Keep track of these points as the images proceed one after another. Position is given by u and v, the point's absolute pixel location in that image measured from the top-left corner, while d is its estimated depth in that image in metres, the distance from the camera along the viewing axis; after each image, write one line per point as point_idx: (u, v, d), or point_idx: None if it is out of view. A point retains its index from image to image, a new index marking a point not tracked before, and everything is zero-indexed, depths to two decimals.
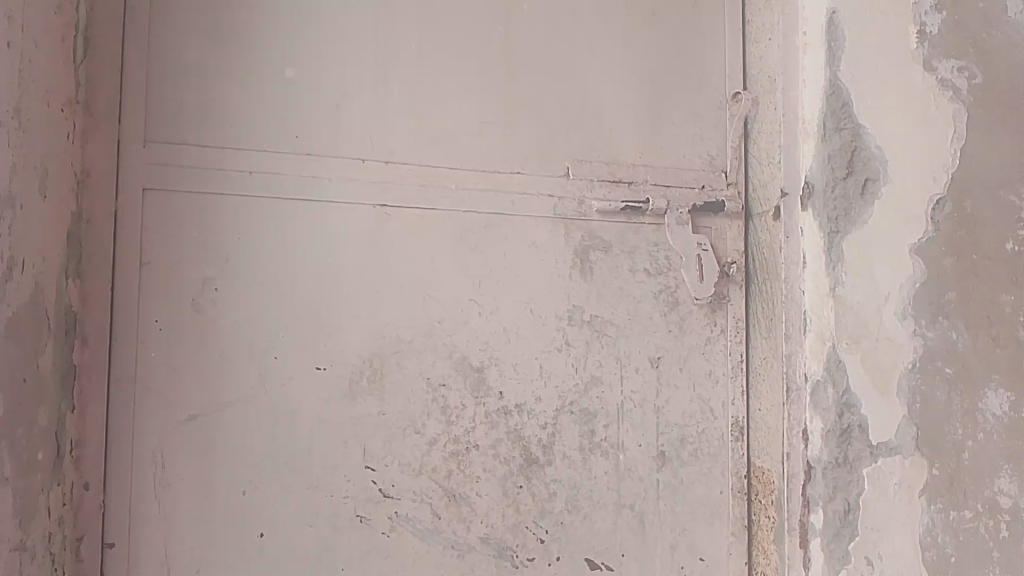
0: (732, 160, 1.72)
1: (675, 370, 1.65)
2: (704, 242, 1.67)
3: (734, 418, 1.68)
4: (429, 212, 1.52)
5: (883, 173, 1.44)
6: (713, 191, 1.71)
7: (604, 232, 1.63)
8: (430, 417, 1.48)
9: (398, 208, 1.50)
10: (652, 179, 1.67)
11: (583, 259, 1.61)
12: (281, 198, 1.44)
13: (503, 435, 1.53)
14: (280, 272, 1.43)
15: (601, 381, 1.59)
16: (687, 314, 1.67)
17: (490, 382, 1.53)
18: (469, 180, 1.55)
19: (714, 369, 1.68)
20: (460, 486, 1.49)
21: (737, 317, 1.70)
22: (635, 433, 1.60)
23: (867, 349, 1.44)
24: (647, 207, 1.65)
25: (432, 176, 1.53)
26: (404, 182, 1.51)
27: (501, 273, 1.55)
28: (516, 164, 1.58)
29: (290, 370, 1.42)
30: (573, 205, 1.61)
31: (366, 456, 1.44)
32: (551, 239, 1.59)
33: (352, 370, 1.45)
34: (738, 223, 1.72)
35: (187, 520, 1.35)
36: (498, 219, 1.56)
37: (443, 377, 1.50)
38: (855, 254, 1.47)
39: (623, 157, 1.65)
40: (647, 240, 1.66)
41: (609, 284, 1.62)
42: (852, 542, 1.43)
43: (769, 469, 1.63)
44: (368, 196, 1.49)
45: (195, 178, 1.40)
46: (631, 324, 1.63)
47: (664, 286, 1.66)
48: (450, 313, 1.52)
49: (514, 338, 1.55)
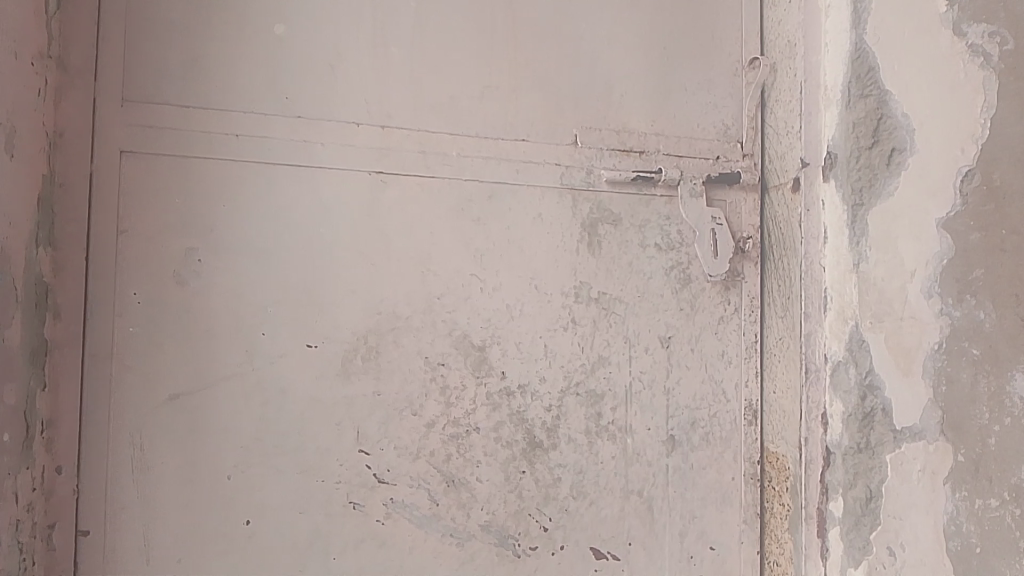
0: (746, 129, 1.63)
1: (686, 351, 1.56)
2: (717, 215, 1.58)
3: (747, 402, 1.60)
4: (427, 179, 1.43)
5: (909, 142, 1.35)
6: (728, 162, 1.62)
7: (614, 204, 1.54)
8: (429, 398, 1.40)
9: (396, 176, 1.41)
10: (665, 148, 1.57)
11: (590, 232, 1.52)
12: (270, 163, 1.35)
13: (505, 417, 1.44)
14: (271, 243, 1.34)
15: (608, 362, 1.51)
16: (700, 292, 1.58)
17: (491, 362, 1.44)
18: (470, 146, 1.46)
19: (726, 350, 1.59)
20: (459, 471, 1.41)
21: (751, 295, 1.61)
22: (644, 417, 1.52)
23: (890, 328, 1.35)
24: (659, 176, 1.56)
25: (431, 142, 1.43)
26: (402, 148, 1.42)
27: (505, 246, 1.47)
28: (522, 131, 1.49)
29: (279, 347, 1.33)
30: (581, 174, 1.51)
31: (360, 438, 1.35)
32: (557, 212, 1.50)
33: (346, 348, 1.36)
34: (752, 196, 1.63)
35: (169, 506, 1.27)
36: (501, 189, 1.47)
37: (442, 357, 1.41)
38: (878, 228, 1.38)
39: (633, 126, 1.56)
40: (658, 213, 1.57)
41: (619, 260, 1.53)
42: (872, 530, 1.35)
43: (783, 453, 1.54)
44: (362, 163, 1.39)
45: (176, 141, 1.31)
46: (641, 302, 1.54)
47: (676, 261, 1.57)
48: (450, 289, 1.43)
49: (517, 315, 1.46)
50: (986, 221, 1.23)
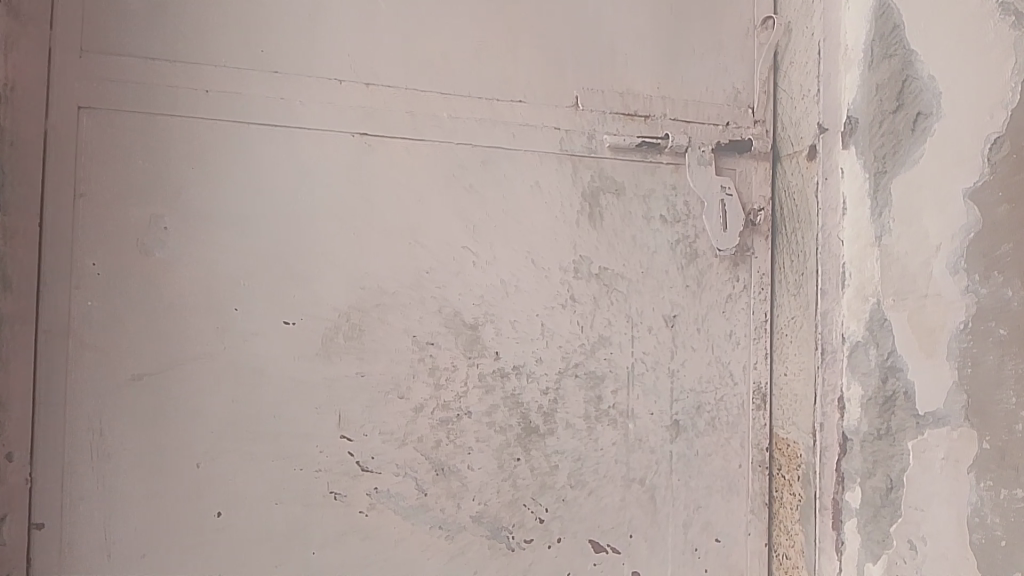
0: (757, 94, 1.52)
1: (692, 331, 1.45)
2: (727, 184, 1.47)
3: (756, 385, 1.48)
4: (417, 143, 1.31)
5: (936, 105, 1.21)
6: (738, 130, 1.51)
7: (617, 172, 1.43)
8: (417, 380, 1.29)
9: (382, 139, 1.30)
10: (671, 113, 1.46)
11: (591, 203, 1.41)
12: (243, 122, 1.23)
13: (499, 401, 1.33)
14: (245, 210, 1.23)
15: (609, 342, 1.40)
16: (708, 268, 1.47)
17: (485, 341, 1.34)
18: (463, 108, 1.34)
19: (734, 329, 1.48)
20: (450, 458, 1.30)
21: (760, 271, 1.49)
22: (647, 401, 1.41)
23: (913, 306, 1.23)
24: (665, 143, 1.44)
25: (420, 103, 1.32)
26: (390, 109, 1.30)
27: (499, 217, 1.36)
28: (519, 93, 1.38)
29: (254, 323, 1.22)
30: (582, 140, 1.41)
31: (342, 423, 1.25)
32: (557, 181, 1.39)
33: (327, 325, 1.26)
34: (762, 165, 1.52)
35: (132, 496, 1.16)
36: (496, 155, 1.36)
37: (432, 335, 1.31)
38: (902, 198, 1.26)
39: (638, 89, 1.45)
40: (664, 182, 1.45)
41: (622, 234, 1.42)
42: (893, 522, 1.24)
43: (795, 441, 1.43)
44: (345, 125, 1.28)
45: (139, 96, 1.19)
46: (645, 278, 1.43)
47: (682, 235, 1.46)
48: (441, 262, 1.32)
49: (513, 291, 1.36)
50: (1013, 192, 1.09)
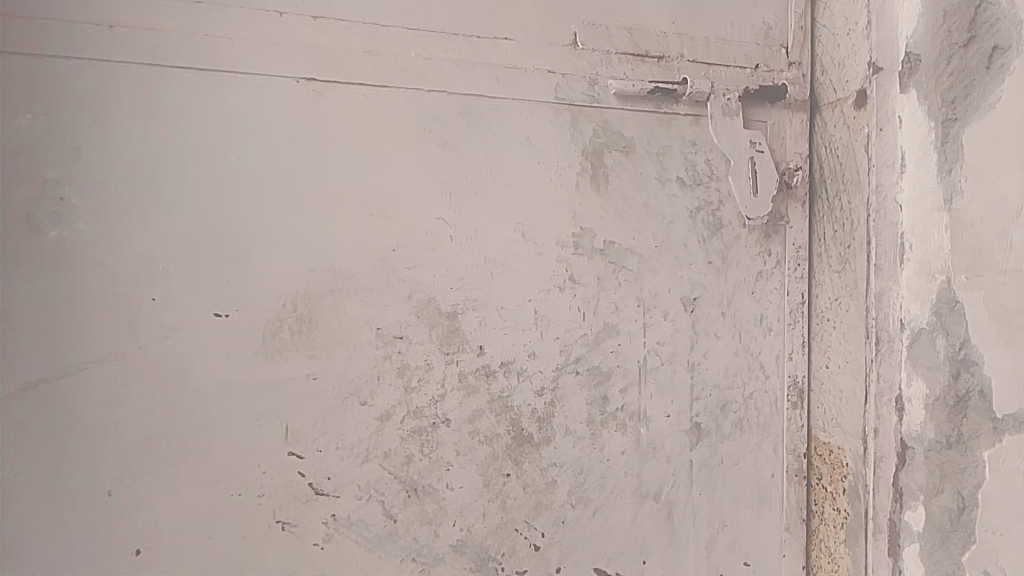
0: (793, 29, 1.24)
1: (715, 316, 1.21)
2: (757, 139, 1.21)
3: (792, 379, 1.23)
4: (380, 91, 1.07)
5: (1014, 37, 0.95)
6: (769, 74, 1.23)
7: (626, 126, 1.17)
8: (383, 382, 1.06)
9: (334, 86, 1.05)
10: (690, 54, 1.20)
11: (594, 162, 1.16)
12: (160, 66, 0.99)
13: (484, 405, 1.10)
14: (164, 175, 0.99)
15: (618, 331, 1.16)
16: (733, 240, 1.22)
17: (466, 334, 1.10)
18: (435, 47, 1.09)
19: (766, 314, 1.23)
20: (424, 476, 1.07)
21: (797, 244, 1.24)
22: (662, 401, 1.17)
23: (988, 285, 0.96)
24: (683, 89, 1.18)
25: (381, 41, 1.07)
26: (344, 48, 1.05)
27: (482, 181, 1.11)
28: (505, 29, 1.12)
29: (177, 315, 0.99)
30: (582, 86, 1.15)
31: (289, 437, 1.02)
32: (552, 136, 1.14)
33: (269, 317, 1.02)
34: (799, 116, 1.24)
35: (27, 534, 0.94)
36: (478, 104, 1.11)
37: (400, 328, 1.07)
38: (976, 150, 0.99)
39: (650, 24, 1.18)
40: (682, 137, 1.20)
41: (631, 200, 1.18)
42: (965, 551, 0.98)
43: (839, 446, 1.18)
44: (287, 68, 1.03)
45: (25, 34, 0.95)
46: (659, 254, 1.19)
47: (705, 202, 1.21)
48: (411, 238, 1.08)
49: (499, 272, 1.12)
50: None
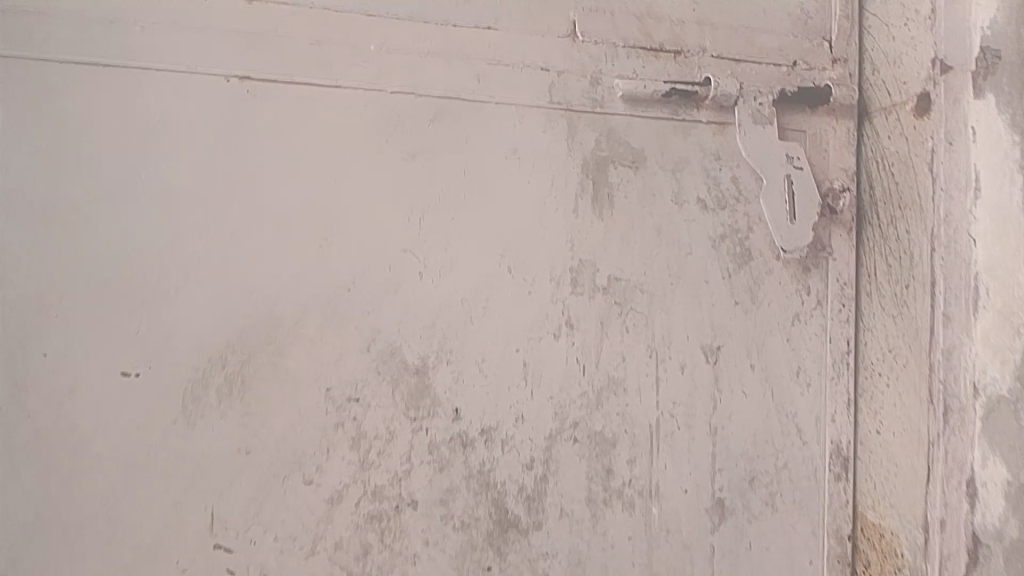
0: (837, 19, 1.02)
1: (742, 370, 1.02)
2: (795, 151, 1.00)
3: (834, 446, 1.05)
4: (329, 91, 0.84)
5: None
6: (809, 72, 1.01)
7: (635, 134, 0.95)
8: (333, 456, 0.85)
9: (269, 84, 0.82)
10: (715, 46, 0.97)
11: (597, 179, 0.95)
12: (43, 58, 0.77)
13: (460, 482, 0.90)
14: (50, 199, 0.78)
15: (625, 389, 0.97)
16: (765, 275, 1.02)
17: (438, 394, 0.89)
18: (399, 36, 0.86)
19: (803, 366, 1.04)
20: (385, 571, 0.87)
21: (841, 281, 1.05)
22: (679, 473, 0.98)
23: None
24: (705, 92, 0.96)
25: (330, 26, 0.84)
26: (283, 35, 0.83)
27: (458, 203, 0.90)
28: (486, 12, 0.89)
29: (71, 375, 0.78)
30: (581, 85, 0.93)
31: (215, 525, 0.82)
32: (545, 147, 0.92)
33: (189, 376, 0.82)
34: (844, 124, 1.03)
35: None
36: (452, 108, 0.88)
37: (355, 387, 0.86)
38: None
39: (664, 8, 0.96)
40: (704, 148, 0.98)
41: (641, 226, 0.97)
42: None
43: (895, 532, 0.99)
44: (210, 61, 0.81)
45: None
46: (674, 292, 0.99)
47: (731, 228, 1.00)
48: (369, 275, 0.87)
49: (480, 315, 0.91)
50: None
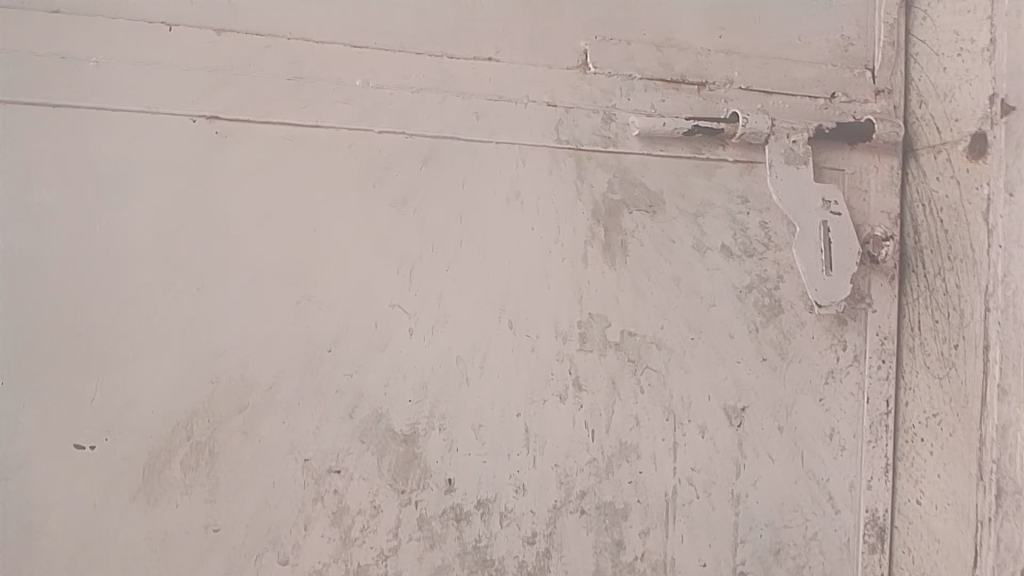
0: (882, 46, 0.92)
1: (769, 433, 0.92)
2: (831, 195, 0.89)
3: (870, 515, 0.94)
4: (311, 133, 0.77)
5: None
6: (849, 105, 0.91)
7: (652, 176, 0.86)
8: (312, 533, 0.78)
9: (245, 126, 0.75)
10: (743, 77, 0.88)
11: (609, 226, 0.86)
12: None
13: (453, 559, 0.82)
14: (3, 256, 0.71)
15: (638, 454, 0.88)
16: (795, 329, 0.92)
17: (429, 463, 0.82)
18: (390, 71, 0.78)
19: (836, 428, 0.94)
20: None
21: (881, 334, 0.94)
22: (696, 546, 0.89)
23: None
24: (733, 128, 0.86)
25: (311, 61, 0.76)
26: (260, 73, 0.75)
27: (452, 253, 0.81)
28: (486, 42, 0.81)
29: (24, 449, 0.72)
30: (592, 122, 0.84)
31: None
32: (551, 190, 0.83)
33: (152, 447, 0.75)
34: (887, 162, 0.93)
35: None
36: (448, 148, 0.80)
37: (337, 457, 0.79)
38: None
39: (685, 36, 0.87)
40: (729, 191, 0.89)
41: (658, 276, 0.88)
42: None
43: None
44: (177, 102, 0.74)
45: None
46: (694, 348, 0.89)
47: (759, 276, 0.91)
48: (355, 333, 0.79)
49: (477, 377, 0.83)
50: None
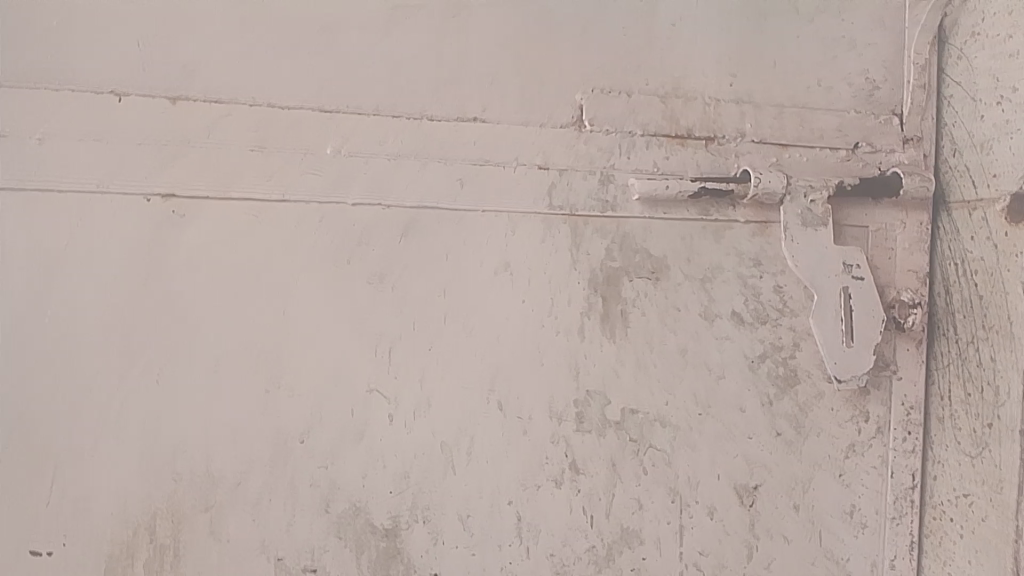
0: (911, 88, 0.84)
1: (783, 512, 0.85)
2: (853, 258, 0.81)
3: None
4: (277, 207, 0.70)
5: None
6: (873, 156, 0.84)
7: (655, 240, 0.79)
8: None
9: (205, 201, 0.69)
10: (756, 130, 0.81)
11: (608, 296, 0.79)
12: None
13: None
14: None
15: (641, 540, 0.81)
16: (813, 400, 0.85)
17: (412, 558, 0.75)
18: (366, 137, 0.72)
19: (858, 506, 0.86)
20: None
21: (907, 403, 0.87)
22: None
23: None
24: (744, 189, 0.79)
25: (277, 128, 0.70)
26: (221, 144, 0.69)
27: (436, 330, 0.74)
28: (471, 100, 0.74)
29: None
30: (587, 184, 0.77)
31: None
32: (543, 260, 0.76)
33: (109, 552, 0.69)
34: (915, 217, 0.85)
35: None
36: (430, 219, 0.73)
37: (312, 555, 0.73)
38: None
39: (692, 86, 0.79)
40: (739, 254, 0.81)
41: (662, 348, 0.80)
42: None
43: None
44: (127, 179, 0.67)
45: None
46: (702, 424, 0.82)
47: (772, 345, 0.83)
48: (330, 421, 0.73)
49: (464, 463, 0.76)
50: None
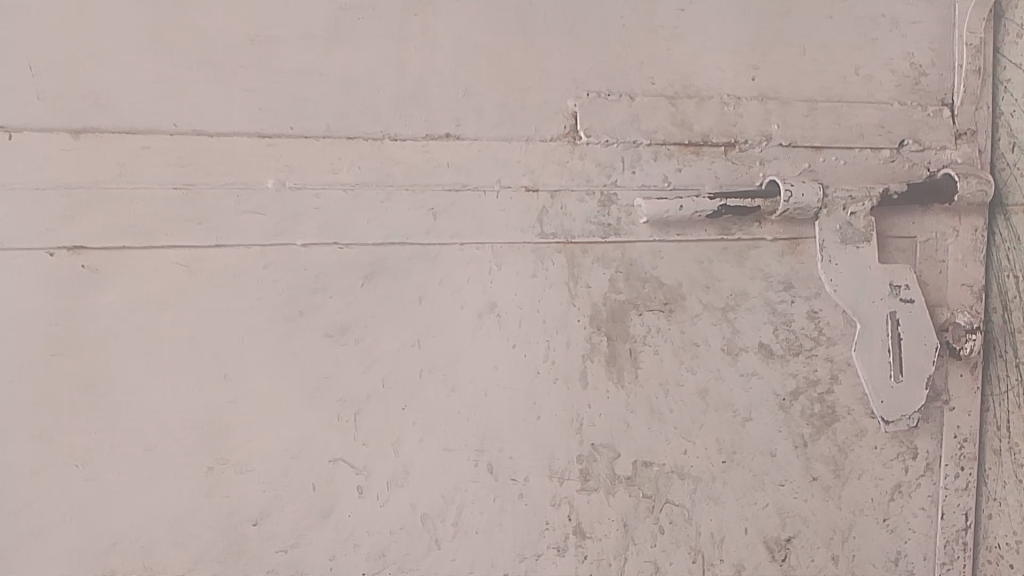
0: (965, 72, 0.72)
1: (822, 567, 0.73)
2: (900, 278, 0.70)
3: None
4: (213, 255, 0.59)
5: None
6: (921, 155, 0.72)
7: (665, 265, 0.67)
8: None
9: (123, 253, 0.57)
10: (784, 131, 0.69)
11: (613, 333, 0.67)
12: None
13: None
14: None
15: None
16: (854, 438, 0.73)
17: None
18: (319, 165, 0.60)
19: (905, 554, 0.75)
20: None
21: (960, 436, 0.75)
22: None
23: None
24: (771, 204, 0.66)
25: (207, 161, 0.58)
26: (138, 184, 0.57)
27: (413, 386, 0.63)
28: (443, 114, 0.62)
29: None
30: (586, 206, 0.65)
31: None
32: (535, 296, 0.65)
33: None
34: (969, 223, 0.73)
35: None
36: (398, 258, 0.62)
37: None
38: None
39: (705, 83, 0.67)
40: (765, 276, 0.69)
41: (678, 389, 0.68)
42: None
43: None
44: (26, 233, 0.56)
45: None
46: (726, 474, 0.70)
47: (805, 379, 0.71)
48: (287, 500, 0.61)
49: (449, 536, 0.65)
50: None
